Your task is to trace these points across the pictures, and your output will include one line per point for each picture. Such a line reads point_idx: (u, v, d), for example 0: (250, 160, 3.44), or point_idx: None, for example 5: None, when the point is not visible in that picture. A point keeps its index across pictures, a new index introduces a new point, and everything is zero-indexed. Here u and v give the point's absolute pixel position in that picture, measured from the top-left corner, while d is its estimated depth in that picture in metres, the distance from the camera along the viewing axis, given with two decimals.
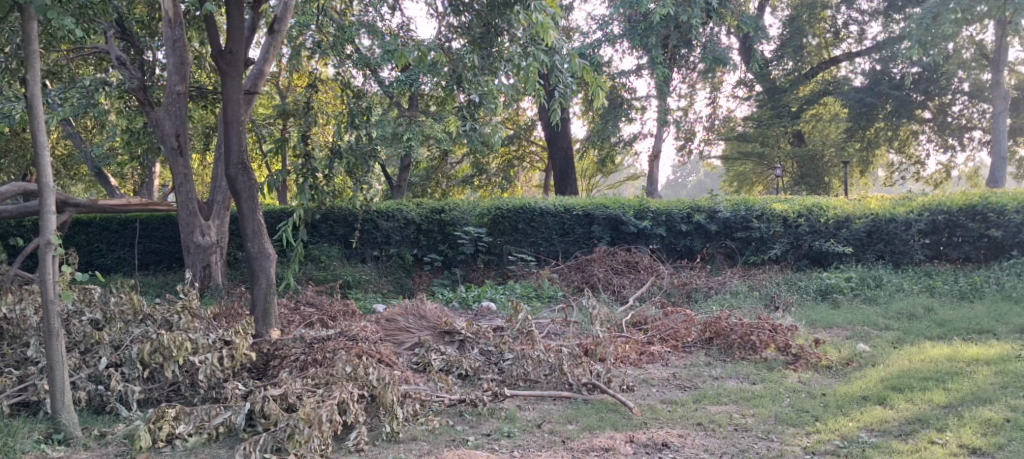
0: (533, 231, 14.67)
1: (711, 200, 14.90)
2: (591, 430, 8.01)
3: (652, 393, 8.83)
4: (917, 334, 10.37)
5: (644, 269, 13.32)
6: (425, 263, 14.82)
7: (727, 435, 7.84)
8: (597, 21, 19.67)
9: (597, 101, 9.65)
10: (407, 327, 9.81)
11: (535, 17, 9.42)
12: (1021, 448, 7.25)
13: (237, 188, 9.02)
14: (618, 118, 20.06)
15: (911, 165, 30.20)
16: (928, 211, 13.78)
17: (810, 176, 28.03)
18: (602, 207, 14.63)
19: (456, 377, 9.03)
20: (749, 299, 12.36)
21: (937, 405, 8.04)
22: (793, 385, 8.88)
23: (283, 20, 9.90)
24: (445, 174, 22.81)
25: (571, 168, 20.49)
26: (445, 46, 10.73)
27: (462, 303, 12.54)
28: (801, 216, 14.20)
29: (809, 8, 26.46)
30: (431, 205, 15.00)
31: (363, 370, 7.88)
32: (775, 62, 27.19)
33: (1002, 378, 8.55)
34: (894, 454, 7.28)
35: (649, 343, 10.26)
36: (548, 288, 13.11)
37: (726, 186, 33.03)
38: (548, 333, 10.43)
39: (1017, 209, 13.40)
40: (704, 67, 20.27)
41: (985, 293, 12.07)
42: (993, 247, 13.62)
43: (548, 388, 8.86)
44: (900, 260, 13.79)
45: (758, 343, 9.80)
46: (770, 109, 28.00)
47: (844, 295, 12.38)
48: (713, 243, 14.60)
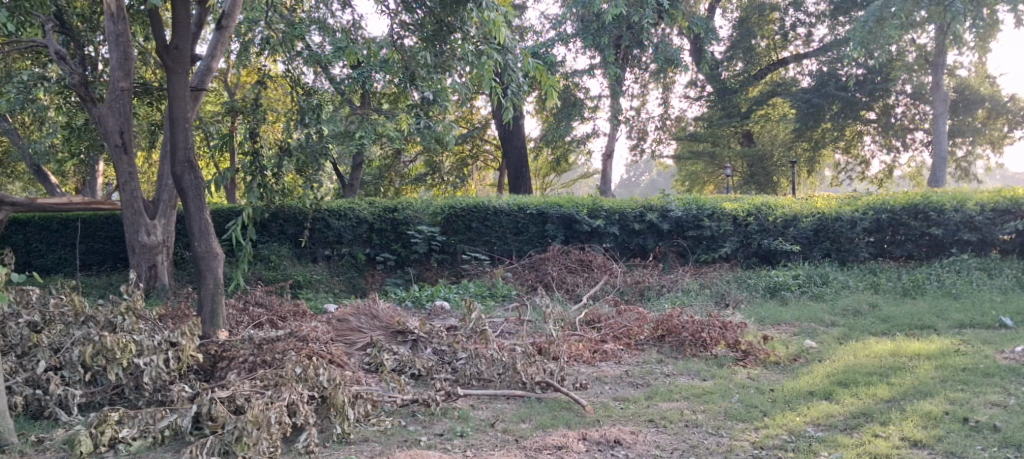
0: (487, 230, 14.63)
1: (663, 199, 14.98)
2: (544, 429, 8.00)
3: (605, 391, 8.86)
4: (862, 330, 10.54)
5: (598, 268, 13.32)
6: (378, 263, 14.69)
7: (678, 431, 7.88)
8: (550, 21, 19.67)
9: (551, 100, 9.63)
10: (359, 327, 9.71)
11: (486, 14, 9.41)
12: (960, 440, 7.39)
13: (183, 187, 8.87)
14: (571, 117, 20.09)
15: (857, 165, 30.72)
16: (873, 210, 14.01)
17: (759, 176, 28.78)
18: (556, 206, 14.62)
19: (409, 377, 8.98)
20: (699, 297, 12.45)
21: (881, 399, 8.16)
22: (742, 381, 8.96)
23: (232, 16, 9.70)
24: (398, 173, 22.96)
25: (524, 167, 20.48)
26: (398, 44, 10.64)
27: (415, 303, 12.46)
28: (750, 215, 14.34)
29: (759, 10, 26.99)
30: (383, 203, 14.88)
31: (313, 371, 7.73)
32: (725, 63, 27.41)
33: (942, 372, 8.70)
34: (839, 448, 7.38)
35: (602, 341, 10.28)
36: (501, 287, 13.08)
37: (678, 185, 33.18)
38: (502, 333, 10.40)
39: (957, 208, 13.69)
40: (655, 68, 20.43)
41: (927, 289, 12.28)
42: (934, 245, 13.89)
43: (501, 387, 8.85)
44: (845, 258, 14.01)
45: (708, 340, 9.88)
46: (720, 109, 28.10)
47: (792, 292, 12.51)
48: (665, 241, 14.67)
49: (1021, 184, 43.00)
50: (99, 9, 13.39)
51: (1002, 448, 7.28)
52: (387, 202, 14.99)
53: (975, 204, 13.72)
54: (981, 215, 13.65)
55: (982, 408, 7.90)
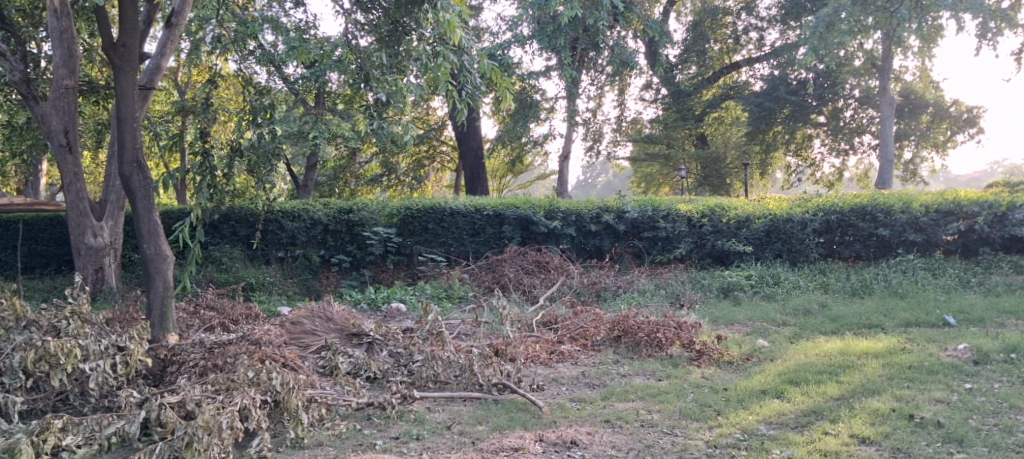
0: (443, 231, 14.55)
1: (619, 200, 15.02)
2: (500, 430, 7.96)
3: (561, 392, 8.83)
4: (812, 329, 10.65)
5: (555, 269, 13.31)
6: (333, 264, 14.56)
7: (633, 431, 7.88)
8: (506, 22, 19.62)
9: (507, 102, 9.59)
10: (313, 330, 9.59)
11: (441, 15, 9.34)
12: (906, 436, 7.47)
13: (132, 188, 8.68)
14: (527, 119, 20.07)
15: (808, 167, 31.11)
16: (822, 211, 14.15)
17: (712, 177, 28.77)
18: (512, 207, 14.60)
19: (364, 380, 8.88)
20: (655, 298, 12.50)
21: (831, 397, 8.23)
22: (696, 380, 9.00)
23: (181, 14, 9.41)
24: (353, 174, 22.68)
25: (481, 169, 20.40)
26: (353, 44, 10.55)
27: (371, 305, 12.35)
28: (704, 216, 14.42)
29: (711, 14, 27.19)
30: (338, 205, 14.71)
31: (266, 375, 7.58)
32: (679, 66, 27.51)
33: (890, 370, 8.81)
34: (791, 446, 7.42)
35: (559, 342, 10.27)
36: (458, 289, 13.03)
37: (634, 187, 33.30)
38: (459, 335, 10.37)
39: (903, 209, 13.90)
40: (611, 70, 20.52)
41: (874, 289, 12.45)
42: (881, 246, 14.09)
43: (458, 388, 8.79)
44: (796, 259, 14.16)
45: (663, 340, 9.90)
46: (675, 110, 27.99)
47: (744, 292, 12.62)
48: (621, 242, 14.71)
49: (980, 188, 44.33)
50: (40, 5, 13.19)
51: (946, 444, 7.37)
52: (342, 203, 14.83)
53: (920, 205, 13.93)
54: (927, 216, 13.83)
55: (927, 405, 7.99)
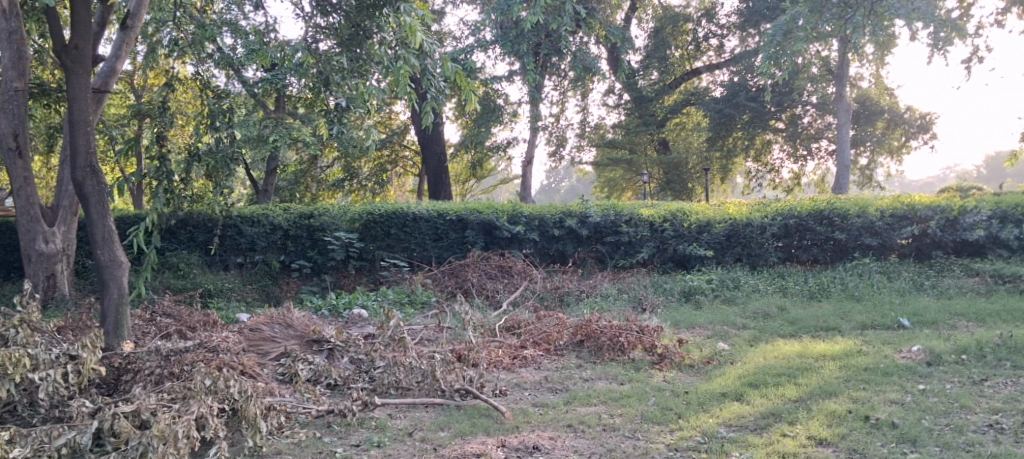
0: (406, 236, 14.42)
1: (582, 205, 15.02)
2: (463, 436, 7.91)
3: (524, 397, 8.80)
4: (771, 332, 10.73)
5: (518, 274, 13.30)
6: (293, 270, 14.43)
7: (596, 435, 7.87)
8: (468, 27, 19.59)
9: (471, 105, 9.54)
10: (272, 337, 9.46)
11: (402, 19, 9.28)
12: (862, 437, 7.51)
13: (85, 193, 8.51)
14: (490, 123, 20.01)
15: (767, 172, 31.41)
16: (781, 215, 14.27)
17: (674, 182, 29.08)
18: (475, 212, 14.53)
19: (325, 387, 8.76)
20: (617, 302, 12.52)
21: (789, 399, 8.29)
22: (658, 384, 9.01)
23: (137, 16, 9.27)
24: (315, 178, 22.64)
25: (444, 173, 20.32)
26: (313, 47, 10.50)
27: (332, 311, 12.23)
28: (666, 220, 14.48)
29: (671, 21, 27.60)
30: (299, 210, 14.55)
31: (223, 383, 7.44)
32: (641, 72, 27.73)
33: (847, 372, 8.88)
34: (750, 448, 7.45)
35: (522, 347, 10.23)
36: (421, 294, 12.96)
37: (597, 192, 33.45)
38: (422, 340, 10.31)
39: (859, 213, 14.07)
40: (574, 76, 20.61)
41: (831, 292, 12.58)
42: (838, 250, 14.25)
43: (420, 395, 8.73)
44: (755, 262, 14.27)
45: (626, 343, 9.90)
46: (637, 116, 28.17)
47: (705, 296, 12.68)
48: (585, 247, 14.70)
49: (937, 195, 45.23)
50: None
51: (900, 444, 7.40)
52: (303, 208, 14.68)
53: (875, 210, 14.11)
54: (882, 220, 14.00)
55: (882, 406, 8.06)
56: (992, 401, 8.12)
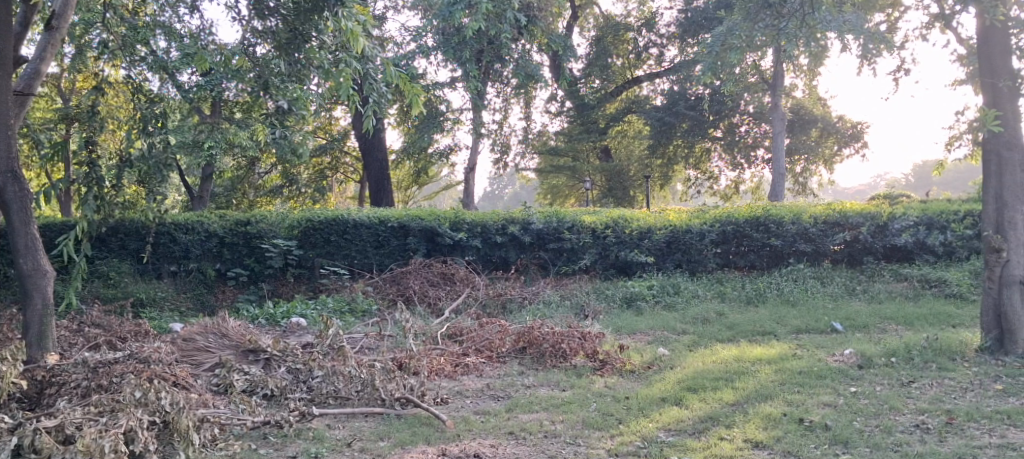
0: (346, 243, 14.21)
1: (524, 212, 14.98)
2: (403, 446, 7.81)
3: (465, 405, 8.73)
4: (709, 337, 10.82)
5: (461, 281, 13.20)
6: (230, 278, 14.18)
7: (537, 442, 7.82)
8: (410, 33, 19.47)
9: (416, 108, 9.41)
10: (206, 347, 9.24)
11: (344, 23, 9.06)
12: (796, 439, 7.56)
13: (6, 199, 8.22)
14: (433, 130, 19.88)
15: (706, 180, 31.78)
16: (719, 222, 14.41)
17: (617, 189, 29.22)
18: (417, 218, 14.36)
19: (261, 397, 8.56)
20: (560, 309, 12.49)
21: (727, 403, 8.34)
22: (599, 390, 9.00)
23: (64, 16, 9.15)
24: (253, 184, 22.31)
25: (386, 179, 20.14)
26: (249, 51, 10.35)
27: (270, 320, 12.02)
28: (607, 227, 14.52)
29: (612, 30, 27.75)
30: (235, 217, 14.30)
31: (154, 395, 7.23)
32: (583, 80, 27.88)
33: (782, 376, 8.98)
34: (688, 452, 7.46)
35: (464, 355, 10.14)
36: (362, 302, 12.81)
37: (540, 199, 33.51)
38: (362, 349, 10.17)
39: (794, 220, 14.26)
40: (516, 83, 20.65)
41: (768, 297, 12.73)
42: (774, 256, 14.42)
43: (359, 404, 8.59)
44: (695, 268, 14.40)
45: (568, 350, 9.88)
46: (579, 123, 28.65)
47: (647, 302, 12.73)
48: (527, 254, 14.66)
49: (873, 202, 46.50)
50: None
51: (832, 445, 7.47)
52: (240, 215, 14.42)
53: (809, 217, 14.32)
54: (816, 226, 14.21)
55: (816, 408, 8.16)
56: (919, 402, 8.27)
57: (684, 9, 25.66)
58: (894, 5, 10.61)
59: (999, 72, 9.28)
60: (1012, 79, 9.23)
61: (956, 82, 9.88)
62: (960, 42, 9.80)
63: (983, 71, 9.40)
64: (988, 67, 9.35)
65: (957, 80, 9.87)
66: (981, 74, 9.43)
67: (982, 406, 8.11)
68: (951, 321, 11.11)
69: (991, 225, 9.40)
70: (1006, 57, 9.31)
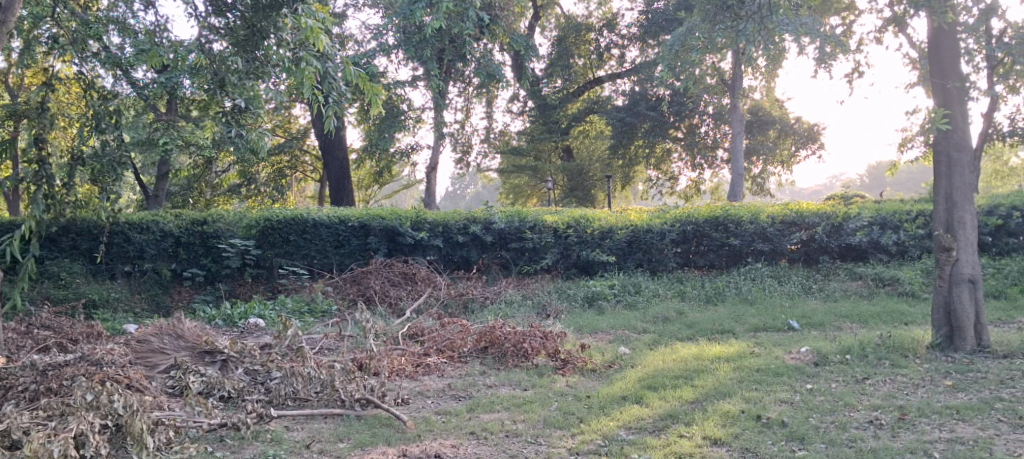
0: (305, 243, 14.07)
1: (486, 211, 14.93)
2: (362, 447, 7.75)
3: (427, 405, 8.68)
4: (669, 336, 10.87)
5: (422, 281, 13.12)
6: (186, 279, 13.99)
7: (498, 442, 7.80)
8: (371, 31, 19.33)
9: (376, 108, 9.35)
10: (161, 348, 9.05)
11: (304, 21, 8.89)
12: (754, 436, 7.62)
13: None
14: (393, 128, 19.74)
15: (666, 181, 31.95)
16: (680, 222, 14.49)
17: (578, 190, 29.26)
18: (378, 218, 14.23)
19: (218, 399, 8.41)
20: (521, 309, 12.46)
21: (686, 401, 8.38)
22: (560, 389, 9.00)
23: (12, 10, 8.82)
24: (209, 184, 22.07)
25: (346, 179, 19.99)
26: (207, 47, 10.13)
27: (226, 321, 11.88)
28: (569, 226, 14.53)
29: (574, 30, 27.92)
30: (191, 216, 14.11)
31: (106, 398, 7.06)
32: (545, 80, 27.98)
33: (740, 373, 9.04)
34: (648, 449, 7.48)
35: (425, 355, 10.08)
36: (321, 302, 12.70)
37: (502, 199, 33.46)
38: (321, 349, 10.07)
39: (752, 219, 14.39)
40: (478, 82, 20.67)
41: (727, 296, 12.82)
42: (733, 255, 14.53)
43: (318, 405, 8.57)
44: (655, 268, 14.47)
45: (529, 350, 9.86)
46: (541, 123, 28.42)
47: (608, 301, 12.75)
48: (489, 253, 14.62)
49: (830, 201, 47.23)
50: None
51: (789, 442, 7.53)
52: (196, 214, 14.24)
53: (766, 217, 14.44)
54: (774, 226, 14.34)
55: (773, 406, 8.22)
56: (873, 398, 8.36)
57: (645, 11, 25.77)
58: (850, 8, 10.70)
59: (949, 74, 9.42)
60: (960, 81, 9.38)
61: (909, 85, 10.02)
62: (912, 45, 9.94)
63: (934, 73, 9.54)
64: (938, 69, 9.49)
65: (910, 83, 10.01)
66: (932, 76, 9.57)
67: (933, 402, 8.22)
68: (904, 319, 11.26)
69: (941, 225, 9.52)
70: (955, 60, 9.46)
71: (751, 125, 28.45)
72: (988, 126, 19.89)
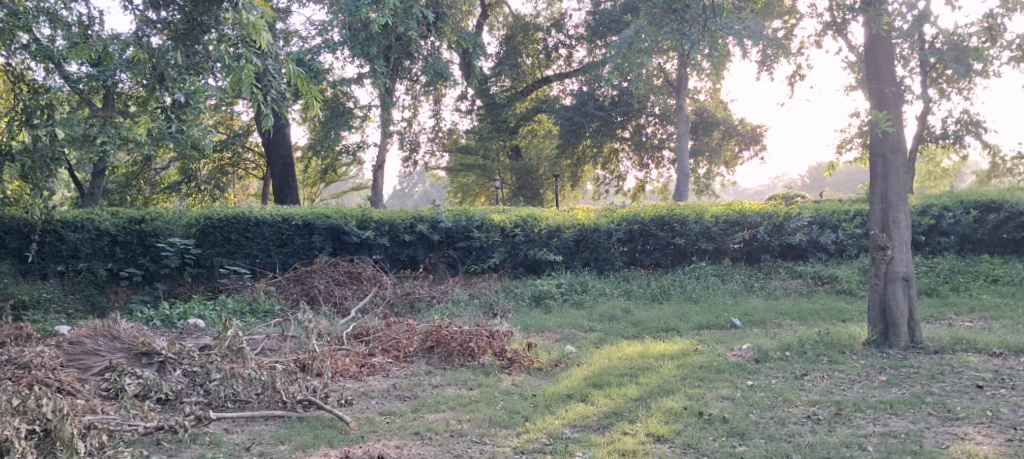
0: (247, 242, 13.84)
1: (434, 210, 14.80)
2: (304, 449, 7.63)
3: (371, 406, 8.58)
4: (616, 334, 10.89)
5: (367, 280, 12.97)
6: (123, 278, 13.70)
7: (444, 441, 7.73)
8: (316, 27, 19.06)
9: (314, 110, 9.33)
10: (94, 350, 8.82)
11: (247, 16, 8.76)
12: (696, 432, 7.66)
13: None
14: (339, 126, 19.52)
15: (614, 180, 32.12)
16: (626, 221, 14.56)
17: (526, 189, 29.23)
18: (323, 216, 14.03)
19: (154, 402, 8.20)
20: (468, 308, 12.39)
21: (630, 398, 8.40)
22: (506, 388, 8.96)
23: None
24: (148, 181, 21.72)
25: (290, 176, 19.71)
26: (143, 42, 9.97)
27: (165, 321, 11.66)
28: (516, 226, 14.49)
29: (523, 29, 27.92)
30: (129, 214, 13.83)
31: (34, 403, 6.86)
32: (493, 79, 27.92)
33: (684, 371, 9.10)
34: (592, 447, 7.48)
35: (370, 355, 9.97)
36: (264, 302, 12.52)
37: (450, 197, 33.34)
38: (264, 350, 9.92)
39: (697, 219, 14.53)
40: (426, 80, 20.60)
41: (672, 294, 12.90)
42: (678, 254, 14.64)
43: (259, 407, 8.39)
44: (602, 267, 14.52)
45: (476, 349, 9.82)
46: (489, 122, 28.36)
47: (555, 300, 12.74)
48: (436, 252, 14.51)
49: (774, 202, 48.04)
50: None
51: (730, 438, 7.58)
52: (134, 212, 13.94)
53: (710, 217, 14.60)
54: (718, 226, 14.50)
55: (714, 402, 8.28)
56: (811, 394, 8.47)
57: (593, 11, 25.85)
58: (791, 12, 10.85)
59: (885, 78, 9.56)
60: (895, 86, 9.55)
61: (849, 87, 10.16)
62: (850, 48, 10.09)
63: (870, 78, 9.68)
64: (874, 74, 9.63)
65: (850, 86, 10.16)
66: (869, 81, 9.71)
67: (868, 397, 8.35)
68: (841, 316, 11.44)
69: (877, 225, 9.67)
70: (891, 65, 9.61)
71: (697, 125, 28.72)
72: (923, 128, 20.33)
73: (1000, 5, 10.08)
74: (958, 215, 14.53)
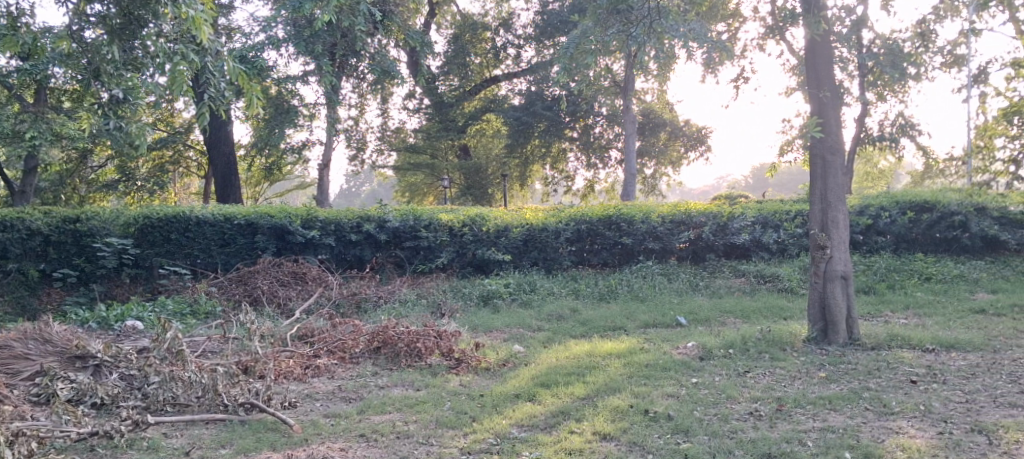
0: (188, 242, 13.58)
1: (380, 209, 14.63)
2: (246, 453, 7.45)
3: (314, 408, 8.41)
4: (563, 334, 10.85)
5: (312, 280, 12.75)
6: (56, 279, 13.21)
7: (389, 443, 7.61)
8: (258, 23, 18.73)
9: (253, 107, 9.11)
10: (24, 353, 8.52)
11: (185, 12, 8.61)
12: (641, 430, 7.63)
13: None
14: (283, 124, 19.23)
15: (562, 179, 32.17)
16: (573, 221, 14.57)
17: (474, 188, 29.37)
18: (266, 216, 13.80)
19: (88, 407, 8.04)
20: (415, 309, 12.26)
21: (577, 397, 8.36)
22: (453, 388, 8.86)
23: None
24: (83, 179, 21.51)
25: (233, 174, 19.36)
26: (76, 35, 9.38)
27: (102, 324, 11.34)
28: (464, 225, 14.38)
29: (471, 29, 27.90)
30: (63, 212, 13.29)
31: None
32: (441, 78, 27.83)
33: (631, 369, 9.09)
34: (540, 446, 7.42)
35: (315, 356, 9.79)
36: (204, 304, 12.25)
37: (398, 196, 33.13)
38: (205, 352, 9.69)
39: (643, 219, 14.58)
40: (373, 78, 20.42)
41: (619, 293, 12.92)
42: (625, 253, 14.67)
43: (200, 411, 8.16)
44: (551, 266, 14.49)
45: (423, 349, 9.70)
46: (437, 121, 28.07)
47: (503, 300, 12.67)
48: (382, 252, 14.34)
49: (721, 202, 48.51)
50: None
51: (674, 435, 7.57)
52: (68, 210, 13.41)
53: (657, 217, 14.66)
54: (664, 225, 14.57)
55: (660, 400, 8.27)
56: (753, 390, 8.50)
57: (540, 11, 25.85)
58: (734, 16, 10.93)
59: (823, 83, 9.64)
60: (833, 91, 9.63)
61: (790, 90, 10.25)
62: (792, 52, 10.16)
63: (809, 82, 9.76)
64: (814, 78, 9.71)
65: (791, 88, 10.24)
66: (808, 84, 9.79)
67: (808, 393, 8.41)
68: (783, 314, 11.54)
69: (817, 225, 9.76)
70: (830, 69, 9.69)
71: (643, 126, 28.90)
72: (863, 130, 20.69)
73: (932, 11, 10.24)
74: (895, 216, 14.78)
